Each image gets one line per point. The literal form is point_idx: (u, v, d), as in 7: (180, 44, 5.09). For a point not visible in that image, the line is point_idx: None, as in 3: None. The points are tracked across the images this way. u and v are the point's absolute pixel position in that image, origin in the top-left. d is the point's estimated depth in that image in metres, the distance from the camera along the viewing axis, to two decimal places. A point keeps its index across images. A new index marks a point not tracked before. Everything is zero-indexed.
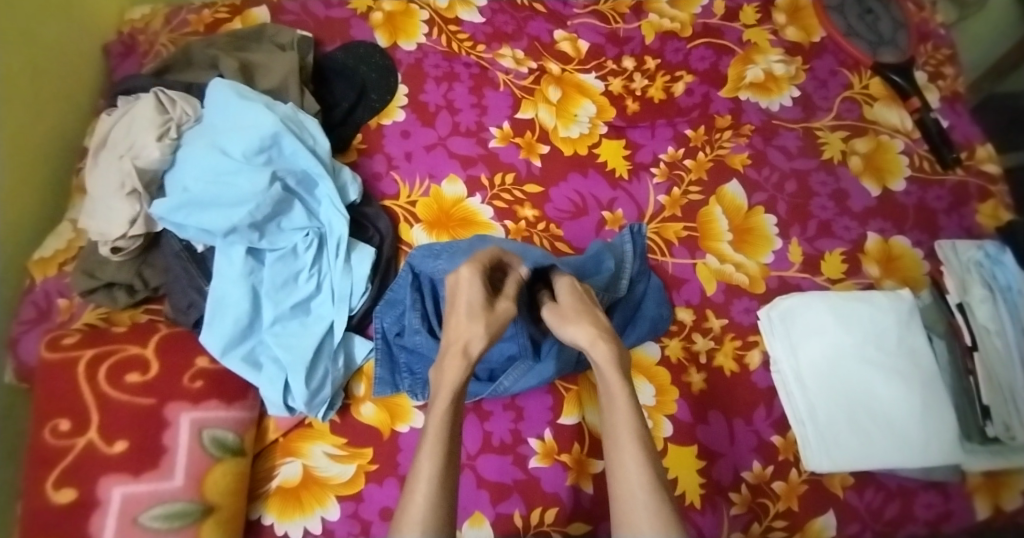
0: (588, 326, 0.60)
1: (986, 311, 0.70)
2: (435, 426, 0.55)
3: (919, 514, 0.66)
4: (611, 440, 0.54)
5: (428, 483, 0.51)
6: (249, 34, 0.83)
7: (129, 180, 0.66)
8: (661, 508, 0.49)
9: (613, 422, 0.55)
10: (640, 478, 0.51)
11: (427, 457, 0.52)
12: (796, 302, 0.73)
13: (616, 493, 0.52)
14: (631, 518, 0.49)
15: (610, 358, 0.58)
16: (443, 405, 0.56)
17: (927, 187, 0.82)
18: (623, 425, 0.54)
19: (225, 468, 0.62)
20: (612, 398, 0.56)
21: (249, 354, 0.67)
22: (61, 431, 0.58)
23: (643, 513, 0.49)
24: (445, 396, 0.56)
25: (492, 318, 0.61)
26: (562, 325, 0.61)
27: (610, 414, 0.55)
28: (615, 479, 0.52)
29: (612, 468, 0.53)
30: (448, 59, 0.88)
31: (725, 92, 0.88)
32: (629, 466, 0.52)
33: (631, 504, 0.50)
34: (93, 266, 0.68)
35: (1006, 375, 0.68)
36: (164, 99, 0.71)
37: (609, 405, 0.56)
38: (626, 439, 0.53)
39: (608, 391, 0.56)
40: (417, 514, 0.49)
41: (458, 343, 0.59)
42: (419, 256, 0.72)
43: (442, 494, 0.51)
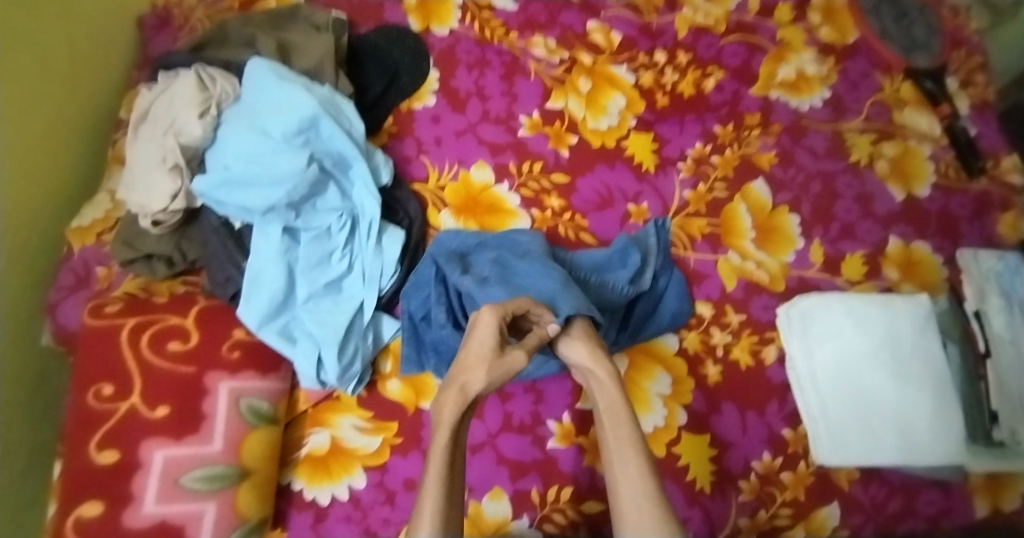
0: (589, 347, 0.62)
1: (1002, 320, 0.71)
2: (436, 461, 0.52)
3: (921, 509, 0.69)
4: (613, 454, 0.55)
5: (438, 496, 0.50)
6: (285, 13, 0.83)
7: (172, 155, 0.68)
8: (665, 520, 0.51)
9: (618, 437, 0.56)
10: (645, 492, 0.52)
11: (432, 477, 0.51)
12: (814, 303, 0.75)
13: (620, 507, 0.52)
14: (639, 529, 0.50)
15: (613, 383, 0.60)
16: (443, 443, 0.53)
17: (950, 194, 0.83)
18: (626, 440, 0.55)
19: (260, 435, 0.65)
20: (617, 414, 0.57)
21: (284, 328, 0.69)
22: (104, 395, 0.61)
23: (648, 523, 0.50)
24: (444, 433, 0.54)
25: (496, 366, 0.57)
26: (569, 345, 0.63)
27: (615, 428, 0.56)
28: (617, 492, 0.53)
29: (615, 480, 0.54)
30: (480, 46, 0.89)
31: (755, 90, 0.88)
32: (634, 478, 0.53)
33: (638, 519, 0.51)
34: (134, 237, 0.70)
35: (1017, 384, 0.69)
36: (204, 76, 0.72)
37: (612, 422, 0.57)
38: (629, 452, 0.54)
39: (612, 408, 0.58)
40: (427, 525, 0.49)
41: (458, 381, 0.57)
42: (448, 269, 0.71)
43: (450, 514, 0.51)
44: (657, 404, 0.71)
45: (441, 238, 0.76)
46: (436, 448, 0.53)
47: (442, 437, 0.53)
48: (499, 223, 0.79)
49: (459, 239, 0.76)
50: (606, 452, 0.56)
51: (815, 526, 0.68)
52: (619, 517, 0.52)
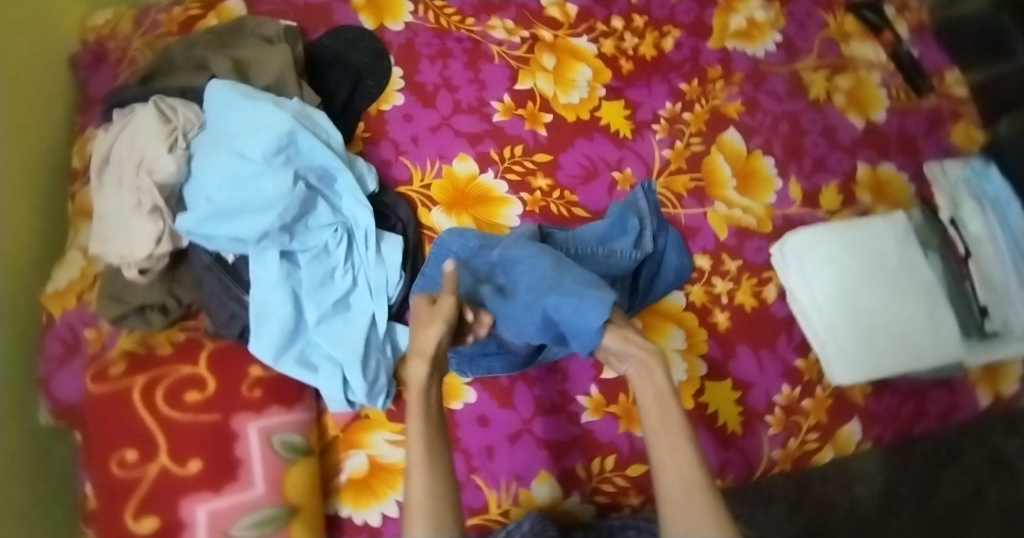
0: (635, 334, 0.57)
1: (976, 222, 0.80)
2: (417, 450, 0.47)
3: (931, 409, 0.76)
4: (663, 441, 0.50)
5: (424, 471, 0.46)
6: (230, 30, 0.79)
7: (148, 197, 0.64)
8: (722, 512, 0.46)
9: (669, 422, 0.51)
10: (698, 479, 0.47)
11: (417, 457, 0.46)
12: (805, 236, 0.78)
13: (667, 496, 0.47)
14: (692, 520, 0.45)
15: (659, 373, 0.54)
16: (418, 418, 0.49)
17: (904, 115, 0.88)
18: (677, 426, 0.50)
19: (300, 469, 0.62)
20: (665, 397, 0.52)
21: (301, 356, 0.66)
22: (129, 462, 0.57)
23: (704, 512, 0.45)
24: (417, 406, 0.50)
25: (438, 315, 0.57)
26: (624, 338, 0.56)
27: (663, 413, 0.51)
28: (665, 480, 0.48)
29: (661, 468, 0.49)
30: (439, 36, 0.87)
31: (712, 43, 0.91)
32: (683, 463, 0.48)
33: (691, 512, 0.45)
34: (120, 291, 0.66)
35: (999, 277, 0.78)
36: (164, 108, 0.68)
37: (659, 407, 0.52)
38: (680, 437, 0.50)
39: (660, 394, 0.53)
40: (419, 507, 0.44)
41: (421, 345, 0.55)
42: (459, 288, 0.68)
43: (437, 496, 0.45)
44: (677, 360, 0.73)
45: (445, 239, 0.74)
46: (414, 422, 0.48)
47: (416, 412, 0.49)
48: (493, 213, 0.79)
49: (462, 240, 0.74)
50: (652, 439, 0.50)
51: (841, 443, 0.74)
52: (668, 506, 0.47)
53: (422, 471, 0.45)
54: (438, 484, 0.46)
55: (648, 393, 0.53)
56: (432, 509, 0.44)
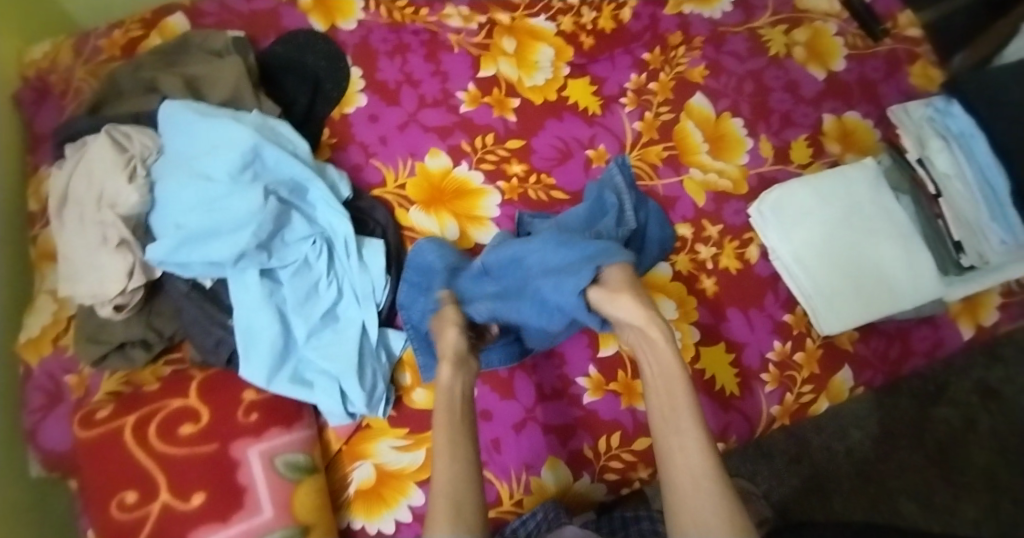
0: (635, 302, 0.58)
1: (944, 159, 0.77)
2: (442, 465, 0.54)
3: (917, 346, 0.78)
4: (669, 427, 0.55)
5: (448, 476, 0.53)
6: (175, 47, 0.75)
7: (114, 231, 0.61)
8: (725, 495, 0.50)
9: (675, 404, 0.56)
10: (699, 464, 0.52)
11: (441, 462, 0.54)
12: (781, 193, 0.78)
13: (672, 478, 0.53)
14: (695, 505, 0.50)
15: (665, 346, 0.58)
16: (443, 429, 0.56)
17: (864, 62, 0.89)
18: (682, 409, 0.55)
19: (307, 487, 0.61)
20: (670, 380, 0.57)
21: (294, 374, 0.65)
22: (129, 504, 0.55)
23: (704, 495, 0.50)
24: (440, 414, 0.58)
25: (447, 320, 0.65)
26: (613, 300, 0.59)
27: (668, 395, 0.57)
28: (673, 463, 0.53)
29: (669, 452, 0.54)
30: (394, 31, 0.85)
31: (669, 10, 0.90)
32: (691, 449, 0.53)
33: (697, 500, 0.50)
34: (97, 331, 0.63)
35: (971, 211, 0.76)
36: (117, 136, 0.65)
37: (666, 388, 0.57)
38: (685, 421, 0.55)
39: (665, 373, 0.58)
40: (442, 511, 0.50)
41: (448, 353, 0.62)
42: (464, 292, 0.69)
43: (461, 494, 0.52)
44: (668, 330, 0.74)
45: (419, 248, 0.72)
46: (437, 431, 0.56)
47: (440, 426, 0.57)
48: (472, 205, 0.78)
49: (438, 252, 0.71)
50: (658, 422, 0.56)
51: (835, 391, 0.75)
52: (671, 489, 0.52)
53: (445, 477, 0.53)
54: (461, 484, 0.53)
55: (653, 371, 0.59)
56: (452, 506, 0.51)
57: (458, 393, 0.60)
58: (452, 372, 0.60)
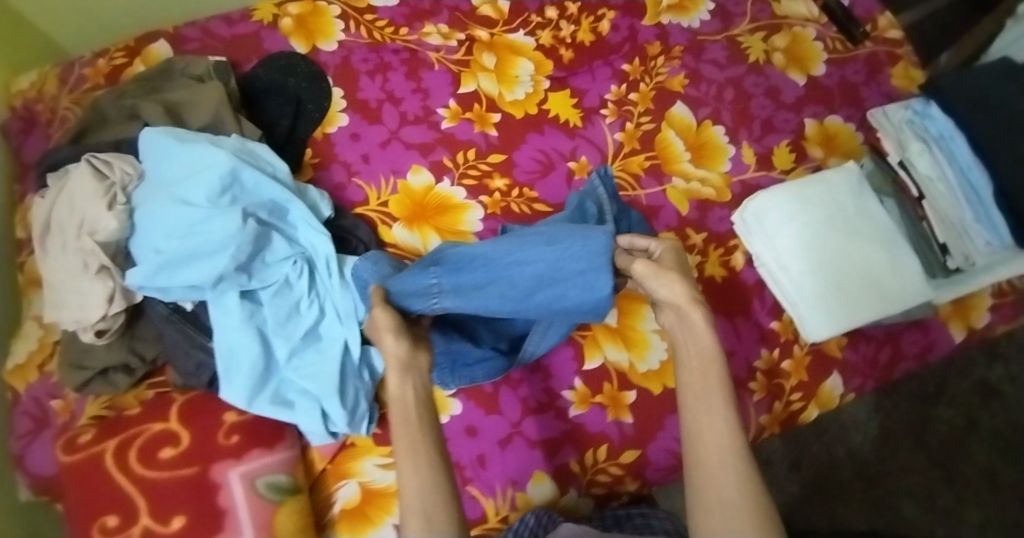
0: (683, 283, 0.55)
1: (926, 162, 0.77)
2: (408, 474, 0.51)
3: (908, 350, 0.78)
4: (698, 404, 0.50)
5: (417, 484, 0.50)
6: (159, 74, 0.77)
7: (94, 257, 0.62)
8: (750, 478, 0.46)
9: (708, 383, 0.51)
10: (731, 446, 0.47)
11: (406, 465, 0.51)
12: (764, 200, 0.78)
13: (700, 458, 0.48)
14: (720, 485, 0.46)
15: (704, 323, 0.53)
16: (404, 442, 0.52)
17: (844, 65, 0.89)
18: (716, 388, 0.50)
19: (289, 509, 0.61)
20: (705, 360, 0.52)
21: (276, 395, 0.65)
22: (110, 528, 0.54)
23: (731, 476, 0.46)
24: (399, 424, 0.54)
25: (381, 328, 0.58)
26: (659, 276, 0.56)
27: (702, 375, 0.51)
28: (701, 441, 0.48)
29: (696, 430, 0.49)
30: (374, 50, 0.86)
31: (647, 21, 0.90)
32: (720, 430, 0.48)
33: (722, 485, 0.46)
34: (80, 356, 0.64)
35: (955, 213, 0.75)
36: (98, 164, 0.66)
37: (700, 368, 0.52)
38: (717, 400, 0.50)
39: (701, 353, 0.53)
40: (416, 513, 0.49)
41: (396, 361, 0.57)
42: (421, 294, 0.62)
43: (430, 504, 0.49)
44: (656, 340, 0.78)
45: (355, 267, 0.68)
46: (400, 443, 0.52)
47: (400, 432, 0.53)
48: (455, 220, 0.78)
49: (374, 269, 0.67)
50: (688, 400, 0.51)
51: (824, 398, 0.75)
52: (695, 469, 0.48)
53: (415, 485, 0.50)
54: (433, 489, 0.50)
55: (687, 350, 0.54)
56: (425, 513, 0.48)
57: (412, 401, 0.56)
58: (401, 379, 0.57)
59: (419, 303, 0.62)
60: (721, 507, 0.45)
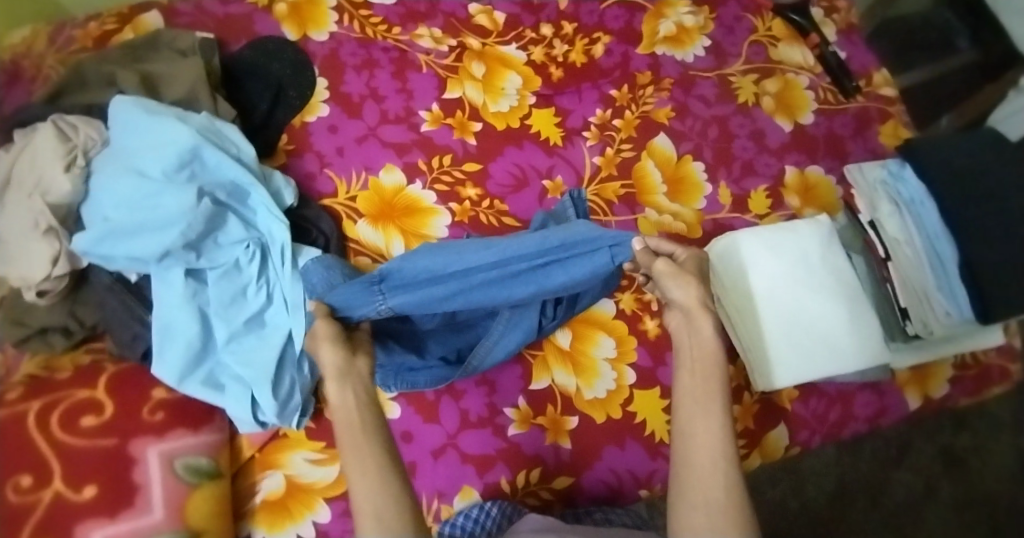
0: (697, 290, 0.56)
1: (895, 224, 0.76)
2: (355, 472, 0.48)
3: (859, 412, 0.77)
4: (695, 406, 0.51)
5: (366, 489, 0.47)
6: (145, 43, 0.77)
7: (44, 217, 0.61)
8: (736, 484, 0.47)
9: (709, 387, 0.52)
10: (723, 451, 0.48)
11: (353, 472, 0.48)
12: (730, 242, 0.77)
13: (690, 458, 0.49)
14: (708, 485, 0.47)
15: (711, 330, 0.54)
16: (348, 440, 0.49)
17: (832, 117, 0.91)
18: (716, 394, 0.51)
19: (204, 493, 0.60)
20: (707, 366, 0.53)
21: (208, 377, 0.64)
22: (23, 488, 0.53)
23: (719, 479, 0.47)
24: (342, 425, 0.51)
25: (320, 341, 0.56)
26: (676, 276, 0.56)
27: (703, 379, 0.52)
28: (694, 442, 0.49)
29: (690, 433, 0.50)
30: (364, 46, 0.86)
31: (642, 49, 0.91)
32: (714, 433, 0.49)
33: (710, 480, 0.47)
34: (22, 313, 0.63)
35: (919, 278, 0.74)
36: (63, 126, 0.66)
37: (702, 375, 0.52)
38: (715, 404, 0.51)
39: (704, 359, 0.53)
40: (365, 508, 0.46)
41: (332, 367, 0.54)
42: (365, 299, 0.61)
43: (387, 496, 0.47)
44: (606, 369, 0.77)
45: (306, 272, 0.69)
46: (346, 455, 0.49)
47: (347, 441, 0.50)
48: (420, 224, 0.77)
49: (325, 274, 0.67)
50: (686, 402, 0.51)
51: (769, 449, 0.74)
52: (686, 466, 0.49)
53: (359, 490, 0.47)
54: (381, 492, 0.47)
55: (689, 354, 0.54)
56: (376, 515, 0.46)
57: (354, 406, 0.52)
58: (339, 387, 0.53)
59: (361, 309, 0.60)
60: (707, 506, 0.46)
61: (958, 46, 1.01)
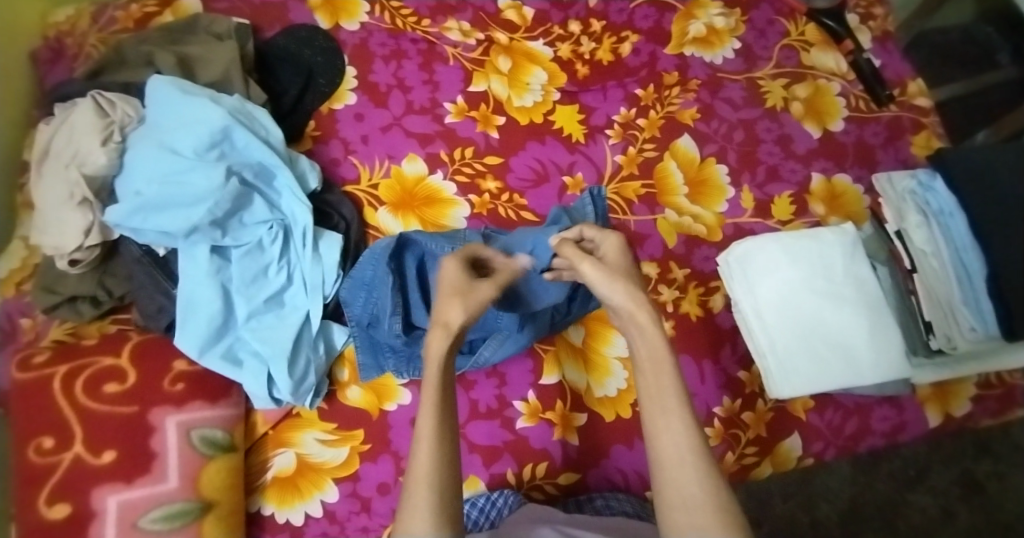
0: (627, 288, 0.53)
1: (922, 235, 0.75)
2: (424, 450, 0.46)
3: (876, 426, 0.75)
4: (653, 405, 0.48)
5: (429, 462, 0.46)
6: (183, 27, 0.80)
7: (79, 189, 0.64)
8: (712, 476, 0.44)
9: (661, 383, 0.48)
10: (689, 444, 0.45)
11: (424, 441, 0.46)
12: (751, 246, 0.77)
13: (659, 458, 0.46)
14: (681, 483, 0.44)
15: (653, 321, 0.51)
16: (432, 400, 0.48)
17: (864, 125, 0.89)
18: (670, 390, 0.47)
19: (218, 465, 0.60)
20: (658, 360, 0.49)
21: (227, 351, 0.66)
22: (45, 449, 0.55)
23: (693, 475, 0.44)
24: (430, 388, 0.49)
25: (471, 298, 0.54)
26: (609, 282, 0.53)
27: (655, 376, 0.49)
28: (661, 441, 0.46)
29: (654, 434, 0.47)
30: (393, 36, 0.87)
31: (670, 49, 0.91)
32: (676, 428, 0.46)
33: (684, 478, 0.44)
34: (54, 281, 0.65)
35: (945, 292, 0.73)
36: (102, 101, 0.68)
37: (653, 371, 0.49)
38: (671, 400, 0.47)
39: (653, 356, 0.50)
40: (423, 483, 0.45)
41: (444, 321, 0.52)
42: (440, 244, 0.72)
43: (444, 476, 0.45)
44: (618, 368, 0.77)
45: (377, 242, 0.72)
46: (423, 427, 0.47)
47: (428, 413, 0.48)
48: (439, 214, 0.78)
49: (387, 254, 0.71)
50: (645, 402, 0.48)
51: (781, 458, 0.72)
52: (660, 467, 0.45)
53: (427, 461, 0.45)
54: (444, 471, 0.46)
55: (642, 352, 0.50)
56: (434, 494, 0.44)
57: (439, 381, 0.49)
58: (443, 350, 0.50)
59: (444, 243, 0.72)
60: (686, 506, 0.43)
61: (1000, 62, 0.98)
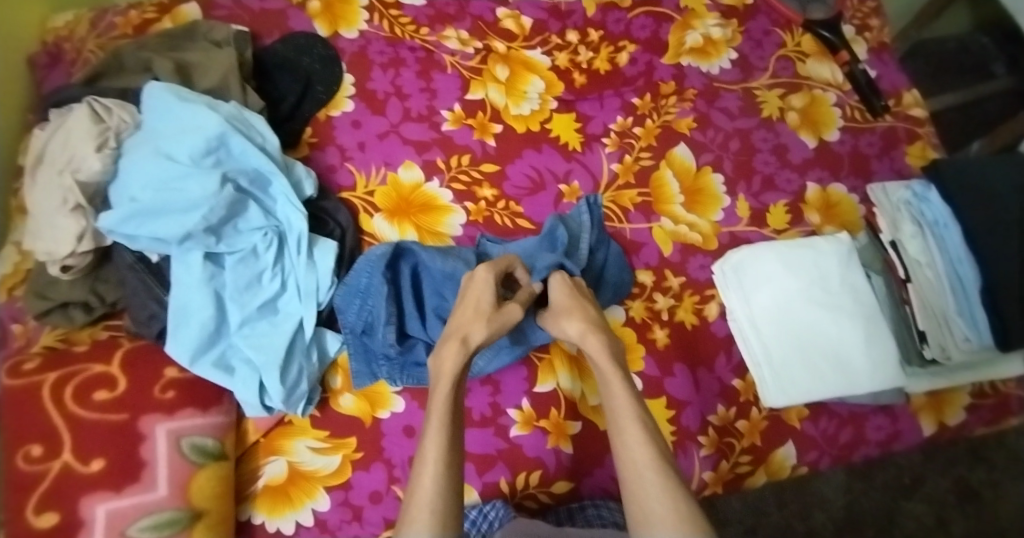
0: (579, 321, 0.63)
1: (916, 245, 0.75)
2: (432, 461, 0.51)
3: (871, 436, 0.74)
4: (616, 427, 0.55)
5: (434, 487, 0.49)
6: (182, 33, 0.80)
7: (72, 195, 0.63)
8: (674, 492, 0.50)
9: (612, 406, 0.56)
10: (645, 459, 0.52)
11: (431, 466, 0.50)
12: (745, 256, 0.77)
13: (624, 474, 0.53)
14: (642, 498, 0.50)
15: (602, 348, 0.61)
16: (440, 418, 0.54)
17: (859, 135, 0.89)
18: (625, 411, 0.55)
19: (208, 473, 0.60)
20: (614, 385, 0.58)
21: (220, 358, 0.65)
22: (33, 457, 0.54)
23: (653, 489, 0.50)
24: (439, 407, 0.54)
25: (495, 319, 0.61)
26: (556, 323, 0.64)
27: (613, 401, 0.57)
28: (622, 461, 0.53)
29: (618, 453, 0.54)
30: (392, 45, 0.88)
31: (667, 59, 0.91)
32: (632, 445, 0.53)
33: (646, 493, 0.50)
34: (45, 287, 0.65)
35: (938, 302, 0.73)
36: (98, 107, 0.68)
37: (609, 395, 0.57)
38: (627, 421, 0.55)
39: (608, 382, 0.58)
40: (426, 504, 0.48)
41: (459, 333, 0.59)
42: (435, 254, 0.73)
43: (446, 497, 0.49)
44: None
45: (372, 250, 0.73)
46: (430, 451, 0.51)
47: (435, 437, 0.52)
48: (435, 221, 0.78)
49: (375, 269, 0.71)
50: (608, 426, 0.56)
51: (775, 467, 0.72)
52: (627, 483, 0.52)
53: (431, 487, 0.49)
54: (446, 491, 0.49)
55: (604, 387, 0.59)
56: (437, 516, 0.48)
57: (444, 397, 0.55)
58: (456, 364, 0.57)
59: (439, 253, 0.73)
60: (647, 521, 0.49)
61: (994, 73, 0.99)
